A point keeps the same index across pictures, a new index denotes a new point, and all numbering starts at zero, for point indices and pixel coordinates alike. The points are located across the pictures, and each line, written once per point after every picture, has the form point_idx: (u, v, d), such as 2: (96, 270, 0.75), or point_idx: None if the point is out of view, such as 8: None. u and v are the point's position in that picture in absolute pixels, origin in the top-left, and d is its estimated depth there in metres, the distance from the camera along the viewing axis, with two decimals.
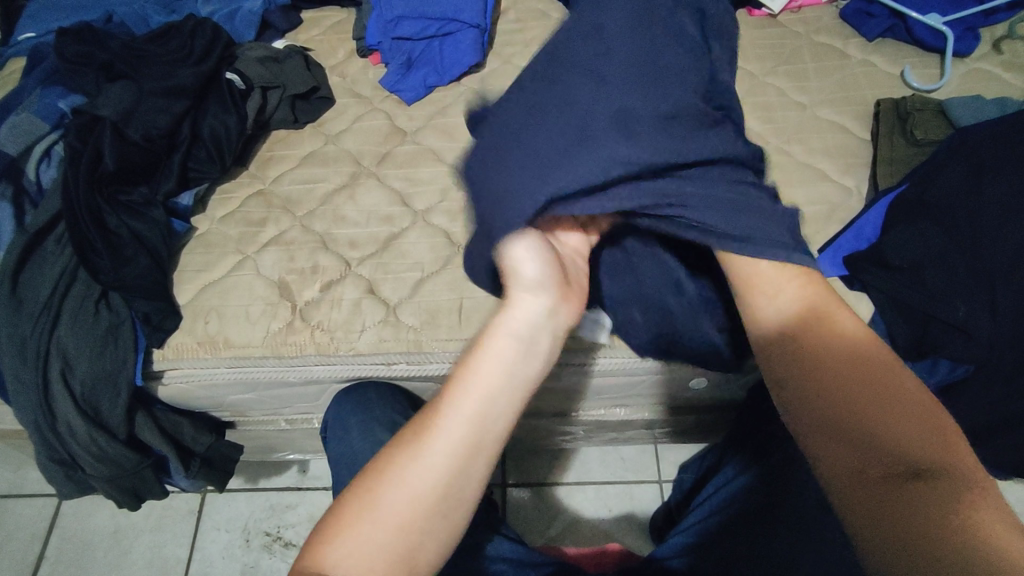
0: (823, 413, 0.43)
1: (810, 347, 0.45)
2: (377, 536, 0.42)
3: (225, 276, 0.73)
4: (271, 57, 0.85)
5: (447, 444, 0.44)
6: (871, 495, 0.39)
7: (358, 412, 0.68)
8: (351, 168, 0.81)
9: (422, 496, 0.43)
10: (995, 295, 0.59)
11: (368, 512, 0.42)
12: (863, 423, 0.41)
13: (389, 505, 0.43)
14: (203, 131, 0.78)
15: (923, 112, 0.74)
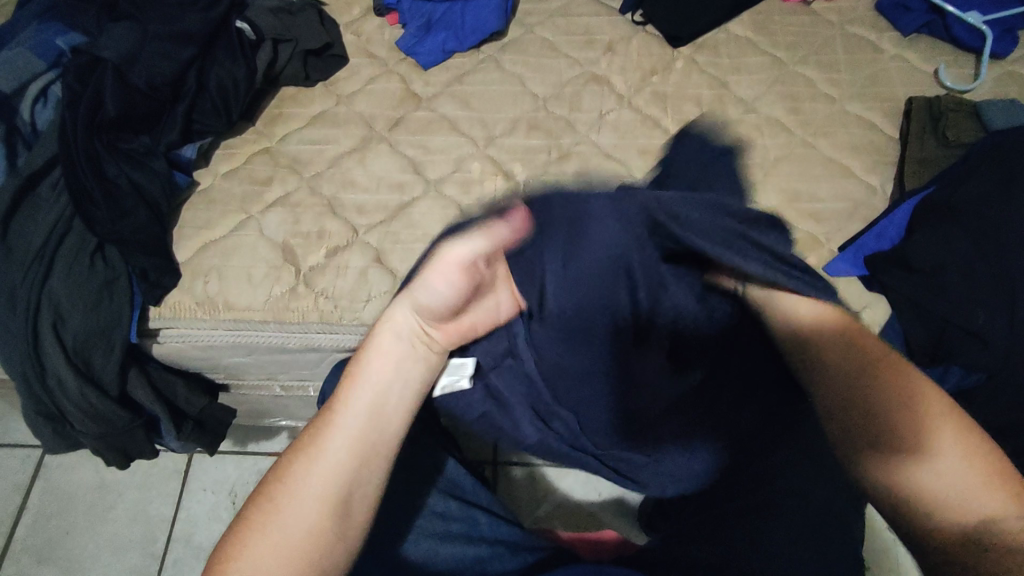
0: (856, 401, 0.52)
1: (850, 341, 0.53)
2: (276, 545, 0.46)
3: (226, 235, 0.71)
4: (283, 8, 0.81)
5: (343, 441, 0.50)
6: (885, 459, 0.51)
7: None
8: (362, 132, 0.78)
9: (316, 497, 0.48)
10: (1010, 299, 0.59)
11: (268, 520, 0.47)
12: (870, 398, 0.52)
13: (280, 520, 0.47)
14: (210, 82, 0.74)
15: (957, 113, 0.72)
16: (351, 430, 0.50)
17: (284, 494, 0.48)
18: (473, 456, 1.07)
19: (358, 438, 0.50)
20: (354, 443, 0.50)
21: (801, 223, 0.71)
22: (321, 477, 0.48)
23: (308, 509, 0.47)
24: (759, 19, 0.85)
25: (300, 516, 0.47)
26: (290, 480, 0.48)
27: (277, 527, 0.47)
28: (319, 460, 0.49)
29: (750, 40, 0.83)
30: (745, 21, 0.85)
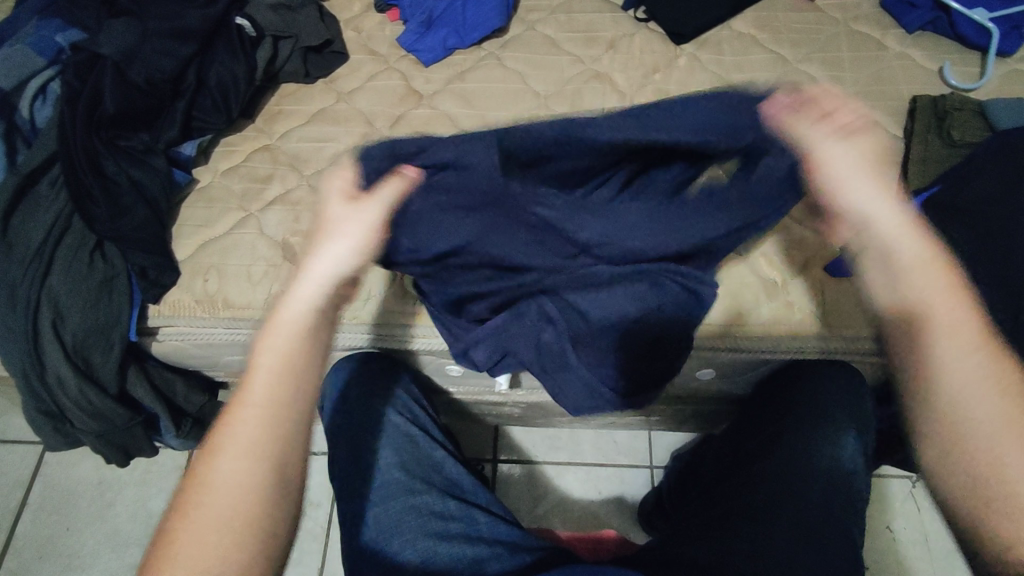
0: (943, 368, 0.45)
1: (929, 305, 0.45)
2: (204, 543, 0.40)
3: (225, 233, 0.70)
4: (283, 4, 0.81)
5: (255, 416, 0.42)
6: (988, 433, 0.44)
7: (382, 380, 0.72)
8: (362, 129, 0.77)
9: (236, 487, 0.41)
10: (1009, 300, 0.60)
11: (190, 519, 0.41)
12: (968, 364, 0.45)
13: (205, 518, 0.41)
14: (209, 79, 0.74)
15: (962, 111, 0.71)
16: (258, 401, 0.42)
17: (203, 490, 0.41)
18: (472, 454, 1.07)
19: (275, 403, 0.43)
20: (272, 411, 0.42)
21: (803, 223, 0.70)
22: (239, 466, 0.42)
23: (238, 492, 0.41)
24: (762, 15, 0.85)
25: (228, 501, 0.41)
26: (206, 479, 0.41)
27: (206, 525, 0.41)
28: (232, 445, 0.42)
29: (753, 37, 0.82)
30: (748, 18, 0.84)
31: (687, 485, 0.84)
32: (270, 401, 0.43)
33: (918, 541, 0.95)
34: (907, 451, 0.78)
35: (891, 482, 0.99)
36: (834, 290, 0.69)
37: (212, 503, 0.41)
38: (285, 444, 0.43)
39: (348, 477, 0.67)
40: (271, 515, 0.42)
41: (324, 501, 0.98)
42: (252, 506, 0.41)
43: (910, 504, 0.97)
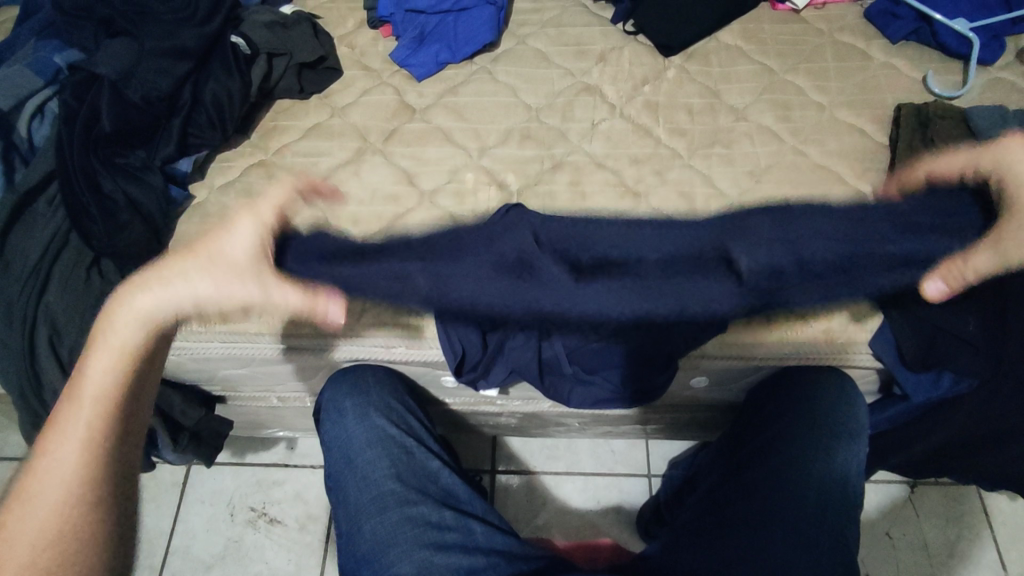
0: None
1: None
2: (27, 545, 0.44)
3: None
4: (277, 22, 0.82)
5: (78, 418, 0.48)
6: None
7: (375, 395, 0.71)
8: (357, 144, 0.78)
9: (52, 484, 0.46)
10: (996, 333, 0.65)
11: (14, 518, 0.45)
12: None
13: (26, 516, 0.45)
14: (205, 96, 0.74)
15: (945, 120, 0.73)
16: (89, 398, 0.49)
17: (27, 494, 0.46)
18: (470, 465, 1.07)
19: (96, 408, 0.48)
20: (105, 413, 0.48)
21: None
22: (59, 466, 0.46)
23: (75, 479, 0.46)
24: (749, 27, 0.86)
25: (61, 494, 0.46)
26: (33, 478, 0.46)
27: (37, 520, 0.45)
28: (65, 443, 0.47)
29: (741, 49, 0.84)
30: (735, 30, 0.86)
31: (687, 492, 0.85)
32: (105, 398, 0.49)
33: (918, 546, 0.95)
34: (902, 456, 0.79)
35: (890, 487, 0.99)
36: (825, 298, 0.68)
37: (33, 509, 0.45)
38: (106, 453, 0.48)
39: (345, 490, 0.68)
40: (89, 506, 0.46)
41: (322, 514, 0.98)
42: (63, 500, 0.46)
43: (908, 509, 0.97)
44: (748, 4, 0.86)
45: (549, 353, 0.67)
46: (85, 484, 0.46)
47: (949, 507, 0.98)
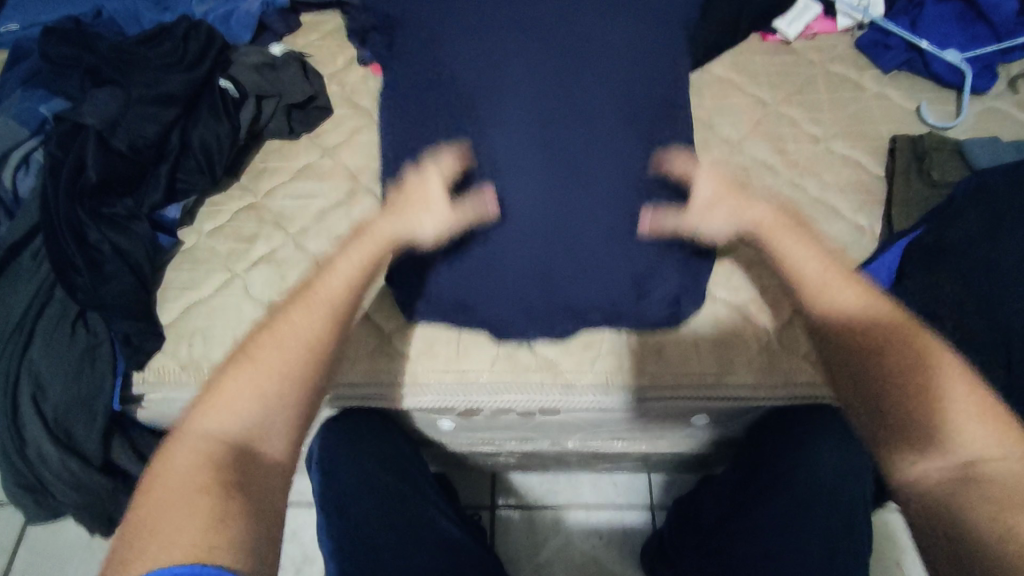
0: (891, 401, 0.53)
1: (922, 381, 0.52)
2: (168, 499, 0.44)
3: (210, 296, 0.70)
4: (265, 63, 0.80)
5: (275, 366, 0.49)
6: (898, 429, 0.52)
7: (365, 446, 0.69)
8: (348, 185, 0.78)
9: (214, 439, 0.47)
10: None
11: (183, 447, 0.46)
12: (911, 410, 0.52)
13: (181, 469, 0.45)
14: (193, 141, 0.73)
15: (940, 152, 0.72)
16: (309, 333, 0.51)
17: (176, 449, 0.46)
18: (469, 501, 1.05)
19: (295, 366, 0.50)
20: (332, 298, 0.52)
21: None
22: (242, 408, 0.47)
23: (274, 373, 0.49)
24: (741, 58, 0.86)
25: (282, 368, 0.49)
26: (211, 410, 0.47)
27: (247, 400, 0.48)
28: (319, 329, 0.51)
29: (733, 81, 0.84)
30: (726, 61, 0.86)
31: (689, 530, 0.83)
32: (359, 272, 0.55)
33: None
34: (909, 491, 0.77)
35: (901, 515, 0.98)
36: None
37: (176, 474, 0.45)
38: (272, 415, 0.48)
39: (337, 551, 0.64)
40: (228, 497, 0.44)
41: (318, 556, 0.95)
42: (228, 466, 0.46)
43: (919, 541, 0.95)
44: (740, 34, 0.86)
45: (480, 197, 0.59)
46: (226, 468, 0.46)
47: None
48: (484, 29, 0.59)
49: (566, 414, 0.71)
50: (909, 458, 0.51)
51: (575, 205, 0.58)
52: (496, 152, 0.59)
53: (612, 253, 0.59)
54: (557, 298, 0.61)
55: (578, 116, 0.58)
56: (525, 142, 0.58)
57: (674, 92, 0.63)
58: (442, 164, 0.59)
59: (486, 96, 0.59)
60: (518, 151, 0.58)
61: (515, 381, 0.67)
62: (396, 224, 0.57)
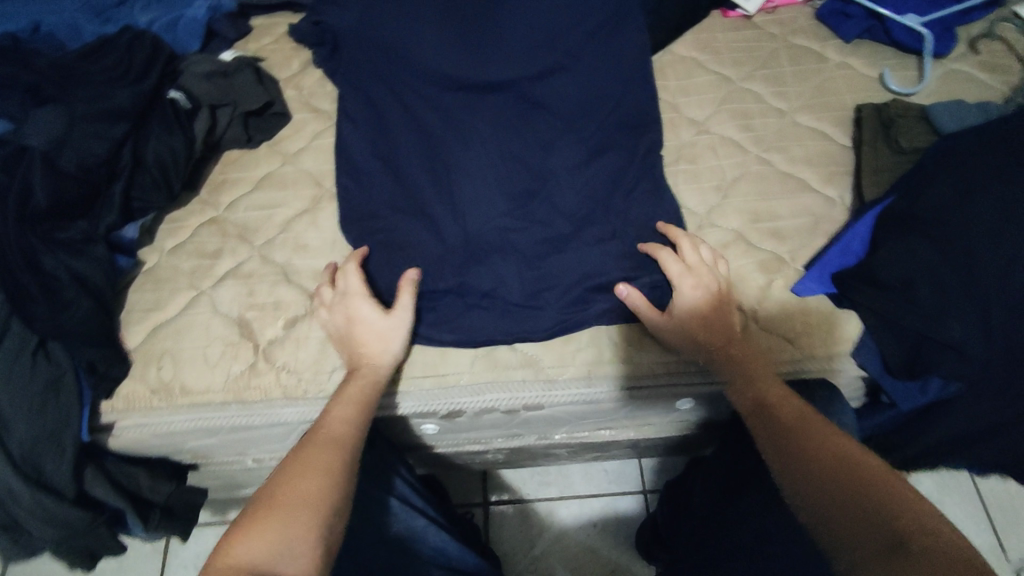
0: (821, 471, 0.51)
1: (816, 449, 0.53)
2: (253, 548, 0.46)
3: (177, 316, 0.68)
4: (217, 71, 0.78)
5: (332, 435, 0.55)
6: (827, 486, 0.50)
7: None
8: (311, 192, 0.76)
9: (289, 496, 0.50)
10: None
11: (261, 506, 0.49)
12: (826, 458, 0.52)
13: (260, 524, 0.48)
14: (148, 156, 0.70)
15: (906, 119, 0.72)
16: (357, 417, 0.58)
17: (256, 508, 0.49)
18: (461, 500, 1.05)
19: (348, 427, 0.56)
20: (345, 435, 0.55)
21: (762, 243, 0.71)
22: (308, 477, 0.51)
23: (311, 493, 0.50)
24: (703, 36, 0.85)
25: (321, 493, 0.51)
26: (284, 477, 0.51)
27: (314, 459, 0.53)
28: (342, 457, 0.54)
29: (696, 59, 0.83)
30: (688, 39, 0.85)
31: (682, 516, 0.83)
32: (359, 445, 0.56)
33: None
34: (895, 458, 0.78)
35: None
36: (800, 311, 0.68)
37: (258, 531, 0.47)
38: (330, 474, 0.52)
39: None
40: (306, 540, 0.47)
41: None
42: (301, 515, 0.49)
43: None
44: (701, 12, 0.85)
45: (447, 194, 0.70)
46: (305, 515, 0.49)
47: (942, 492, 1.02)
48: (456, 41, 0.74)
49: (549, 408, 0.70)
50: (855, 527, 0.47)
51: (548, 185, 0.71)
52: (461, 146, 0.71)
53: (576, 252, 0.68)
54: (507, 287, 0.67)
55: (524, 120, 0.73)
56: (483, 137, 0.71)
57: (628, 108, 0.74)
58: (404, 172, 0.71)
59: (451, 103, 0.73)
60: (479, 143, 0.71)
61: (495, 378, 0.66)
62: (377, 361, 0.62)
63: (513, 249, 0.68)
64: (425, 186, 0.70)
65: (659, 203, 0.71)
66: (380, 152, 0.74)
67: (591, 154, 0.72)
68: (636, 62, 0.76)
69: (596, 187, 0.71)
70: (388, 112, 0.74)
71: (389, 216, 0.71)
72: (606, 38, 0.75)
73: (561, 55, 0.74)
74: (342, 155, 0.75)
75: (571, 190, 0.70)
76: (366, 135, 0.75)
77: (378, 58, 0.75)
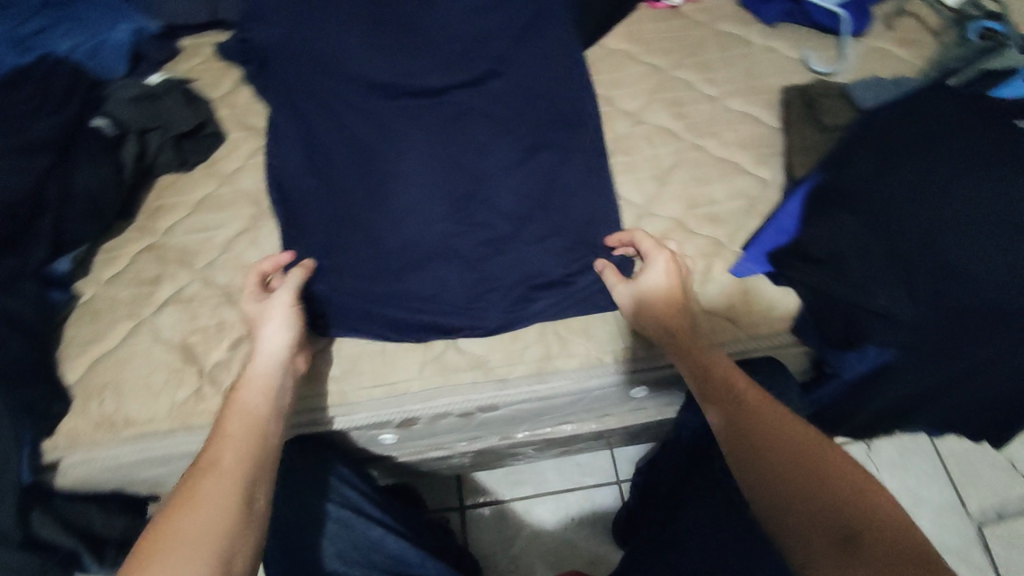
0: (778, 457, 0.51)
1: (771, 432, 0.52)
2: None
3: (117, 346, 0.67)
4: (144, 94, 0.76)
5: (230, 449, 0.49)
6: (785, 471, 0.50)
7: (312, 476, 0.68)
8: (250, 210, 0.76)
9: (183, 531, 0.44)
10: (953, 332, 0.62)
11: (150, 549, 0.43)
12: (783, 443, 0.51)
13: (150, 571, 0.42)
14: (75, 188, 0.68)
15: (828, 98, 0.75)
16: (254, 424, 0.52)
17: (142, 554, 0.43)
18: (437, 506, 1.04)
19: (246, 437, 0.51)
20: (242, 457, 0.49)
21: (701, 228, 0.72)
22: (207, 504, 0.46)
23: (210, 529, 0.44)
24: (632, 29, 0.87)
25: (212, 529, 0.45)
26: (177, 511, 0.45)
27: (211, 480, 0.47)
28: (237, 488, 0.47)
29: (626, 52, 0.84)
30: (618, 33, 0.86)
31: (647, 497, 0.86)
32: (264, 467, 0.50)
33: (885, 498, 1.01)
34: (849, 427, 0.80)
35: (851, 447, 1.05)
36: (740, 292, 0.69)
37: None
38: (229, 496, 0.46)
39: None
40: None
41: None
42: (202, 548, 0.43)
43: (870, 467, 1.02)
44: (628, 5, 0.86)
45: (382, 201, 0.70)
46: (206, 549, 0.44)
47: (905, 455, 1.05)
48: (384, 49, 0.74)
49: (504, 408, 0.70)
50: (810, 512, 0.48)
51: (481, 189, 0.71)
52: (393, 152, 0.71)
53: (517, 250, 0.69)
54: (449, 289, 0.68)
55: (455, 121, 0.73)
56: (414, 142, 0.71)
57: (563, 104, 0.75)
58: (339, 183, 0.71)
59: (380, 110, 0.73)
60: (411, 148, 0.71)
61: (446, 382, 0.66)
62: (264, 378, 0.56)
63: (453, 253, 0.69)
64: (361, 195, 0.70)
65: (599, 193, 0.72)
66: (315, 163, 0.73)
67: (526, 152, 0.73)
68: (565, 59, 0.77)
69: (533, 183, 0.72)
70: (319, 125, 0.73)
71: (325, 227, 0.70)
72: (536, 34, 0.76)
73: (492, 57, 0.75)
74: (276, 170, 0.74)
75: (507, 189, 0.71)
76: (299, 147, 0.74)
77: (308, 71, 0.74)
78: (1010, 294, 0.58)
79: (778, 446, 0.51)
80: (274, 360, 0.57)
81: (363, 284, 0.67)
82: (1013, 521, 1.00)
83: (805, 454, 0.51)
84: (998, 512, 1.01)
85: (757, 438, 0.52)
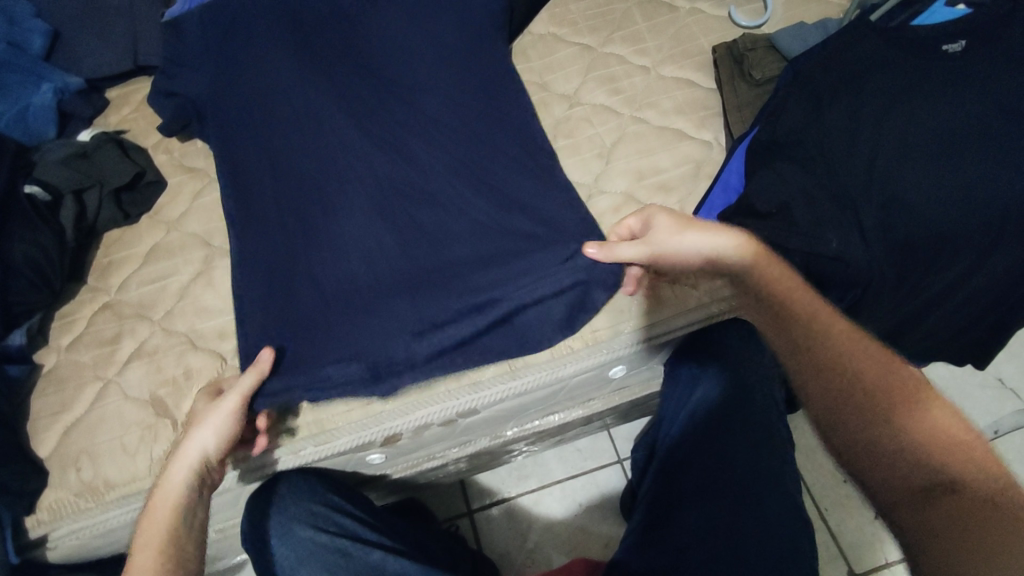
0: (852, 402, 0.50)
1: (855, 375, 0.51)
2: None
3: (87, 411, 0.66)
4: (74, 153, 0.74)
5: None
6: (863, 417, 0.50)
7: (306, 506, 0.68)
8: (203, 252, 0.75)
9: None
10: (902, 269, 0.62)
11: None
12: (863, 387, 0.51)
13: None
14: (14, 259, 0.66)
15: (755, 51, 0.75)
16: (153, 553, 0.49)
17: None
18: (445, 514, 1.04)
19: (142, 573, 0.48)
20: None
21: (652, 199, 0.72)
22: None
23: None
24: (557, 11, 0.86)
25: None
26: None
27: None
28: None
29: (554, 35, 0.84)
30: (544, 17, 0.86)
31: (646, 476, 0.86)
32: None
33: None
34: None
35: None
36: None
37: None
38: None
39: None
40: None
41: None
42: None
43: None
44: None
45: (331, 237, 0.69)
46: None
47: None
48: (315, 84, 0.76)
49: (485, 410, 0.70)
50: (889, 457, 0.48)
51: (433, 216, 0.70)
52: (337, 187, 0.71)
53: (478, 268, 0.67)
54: (409, 324, 0.65)
55: (396, 146, 0.73)
56: (356, 174, 0.72)
57: (500, 103, 0.76)
58: (283, 223, 0.71)
59: (320, 146, 0.73)
60: (354, 179, 0.72)
61: (421, 395, 0.65)
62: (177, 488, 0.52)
63: (407, 280, 0.67)
64: (308, 227, 0.70)
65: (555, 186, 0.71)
66: (256, 203, 0.72)
67: (469, 161, 0.72)
68: (494, 59, 0.78)
69: (480, 193, 0.71)
70: (257, 167, 0.74)
71: (275, 271, 0.69)
72: (465, 34, 0.77)
73: (425, 72, 0.77)
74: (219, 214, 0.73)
75: (456, 204, 0.71)
76: (239, 191, 0.73)
77: (243, 113, 0.75)
78: (943, 221, 0.60)
79: (851, 393, 0.51)
80: (187, 467, 0.53)
81: (318, 329, 0.65)
82: (1010, 436, 1.01)
83: (895, 400, 0.50)
84: (994, 430, 1.02)
85: (833, 382, 0.52)
